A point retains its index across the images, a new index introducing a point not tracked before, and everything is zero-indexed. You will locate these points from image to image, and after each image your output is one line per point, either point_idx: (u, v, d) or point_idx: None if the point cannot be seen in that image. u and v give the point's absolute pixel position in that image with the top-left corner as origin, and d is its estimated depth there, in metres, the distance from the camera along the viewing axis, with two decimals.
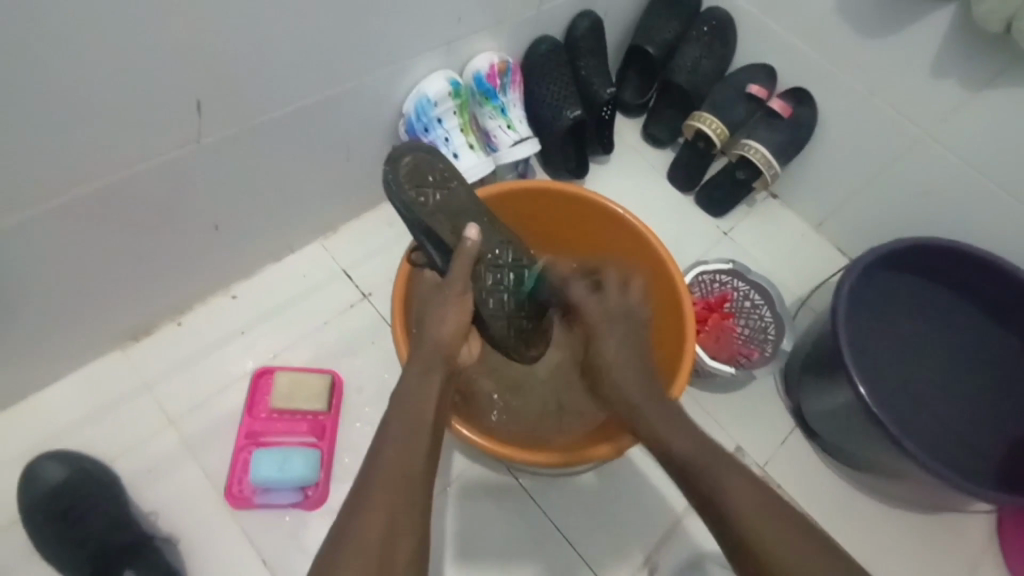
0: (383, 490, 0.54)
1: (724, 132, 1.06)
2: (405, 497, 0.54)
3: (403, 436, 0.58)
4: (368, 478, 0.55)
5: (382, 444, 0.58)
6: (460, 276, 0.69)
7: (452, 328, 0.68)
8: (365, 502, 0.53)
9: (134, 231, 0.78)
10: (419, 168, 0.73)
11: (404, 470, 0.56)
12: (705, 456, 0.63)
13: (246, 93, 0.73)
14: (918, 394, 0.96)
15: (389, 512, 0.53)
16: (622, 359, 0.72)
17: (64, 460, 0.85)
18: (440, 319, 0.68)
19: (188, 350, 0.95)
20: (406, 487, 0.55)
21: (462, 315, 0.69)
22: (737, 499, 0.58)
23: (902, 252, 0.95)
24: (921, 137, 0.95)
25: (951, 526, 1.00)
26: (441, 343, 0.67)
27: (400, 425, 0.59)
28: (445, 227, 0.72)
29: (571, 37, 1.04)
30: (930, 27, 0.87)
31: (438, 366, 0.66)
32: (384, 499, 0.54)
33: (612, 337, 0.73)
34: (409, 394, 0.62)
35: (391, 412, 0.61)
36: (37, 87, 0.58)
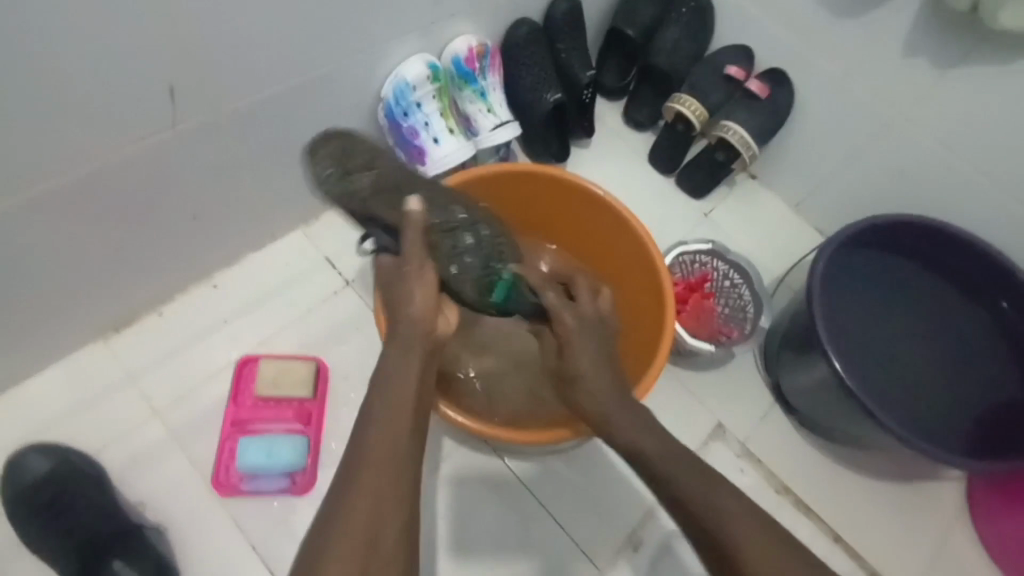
0: (369, 471, 0.55)
1: (703, 114, 1.07)
2: (392, 478, 0.55)
3: (387, 417, 0.59)
4: (355, 459, 0.56)
5: (366, 425, 0.58)
6: (414, 248, 0.66)
7: (421, 305, 0.67)
8: (353, 484, 0.54)
9: (113, 221, 0.77)
10: (344, 153, 0.76)
11: (391, 448, 0.57)
12: (675, 463, 0.64)
13: (223, 79, 0.72)
14: (893, 367, 0.98)
15: (376, 494, 0.54)
16: (596, 366, 0.71)
17: (48, 453, 0.84)
18: (407, 296, 0.67)
19: (170, 340, 0.94)
20: (392, 466, 0.56)
21: (429, 289, 0.67)
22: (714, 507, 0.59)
23: (876, 230, 0.97)
24: (895, 117, 0.97)
25: (923, 493, 1.03)
26: (411, 319, 0.66)
27: (384, 407, 0.60)
28: (388, 209, 0.71)
29: (551, 20, 1.04)
30: (902, 7, 0.88)
31: (419, 344, 0.65)
32: (372, 480, 0.54)
33: (586, 347, 0.72)
34: (389, 370, 0.63)
35: (373, 392, 0.61)
36: (4, 76, 0.57)
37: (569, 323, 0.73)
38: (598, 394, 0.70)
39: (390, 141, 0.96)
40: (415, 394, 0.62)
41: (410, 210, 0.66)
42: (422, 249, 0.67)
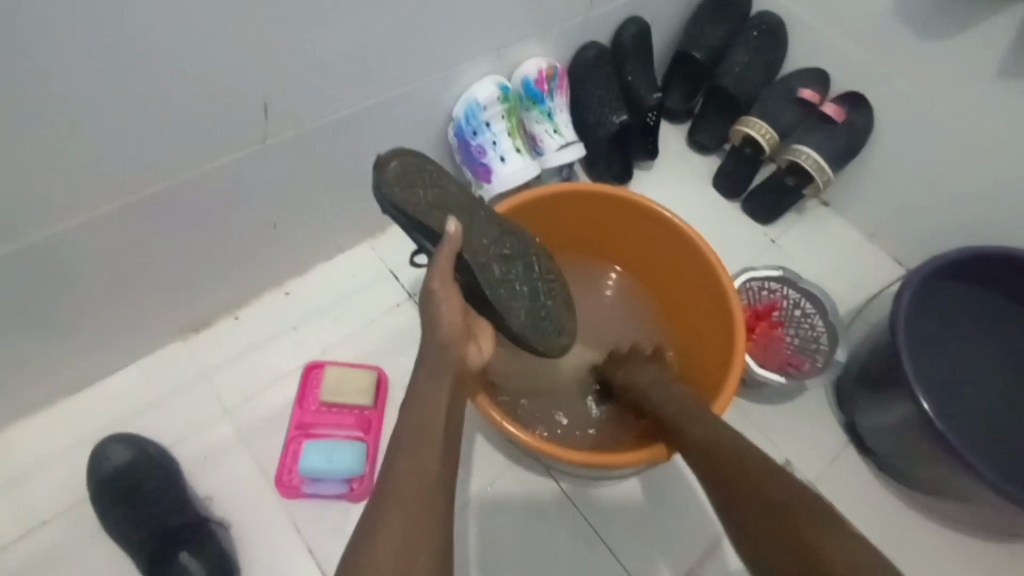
0: (396, 494, 0.55)
1: (774, 138, 1.04)
2: (420, 508, 0.55)
3: (415, 445, 0.59)
4: (381, 488, 0.56)
5: (395, 453, 0.59)
6: (443, 271, 0.67)
7: (452, 323, 0.70)
8: (382, 506, 0.55)
9: (199, 228, 0.83)
10: (408, 173, 0.70)
11: (419, 475, 0.57)
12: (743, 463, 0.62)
13: (305, 98, 0.77)
14: (980, 409, 0.92)
15: (403, 521, 0.53)
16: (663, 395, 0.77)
17: (127, 443, 0.90)
18: (436, 318, 0.70)
19: (243, 343, 1.00)
20: (419, 491, 0.56)
21: (458, 308, 0.70)
22: (774, 514, 0.56)
23: (970, 262, 0.91)
24: (986, 142, 0.91)
25: (1013, 551, 0.95)
26: (444, 338, 0.70)
27: (411, 433, 0.61)
28: (435, 217, 0.68)
29: (619, 42, 1.04)
30: (996, 28, 0.83)
31: (448, 370, 0.68)
32: (398, 509, 0.54)
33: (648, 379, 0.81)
34: (417, 396, 0.65)
35: (403, 412, 0.63)
36: (115, 91, 0.63)
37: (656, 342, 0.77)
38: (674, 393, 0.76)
39: (458, 159, 1.00)
40: (443, 419, 0.63)
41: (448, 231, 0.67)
42: (450, 267, 0.67)
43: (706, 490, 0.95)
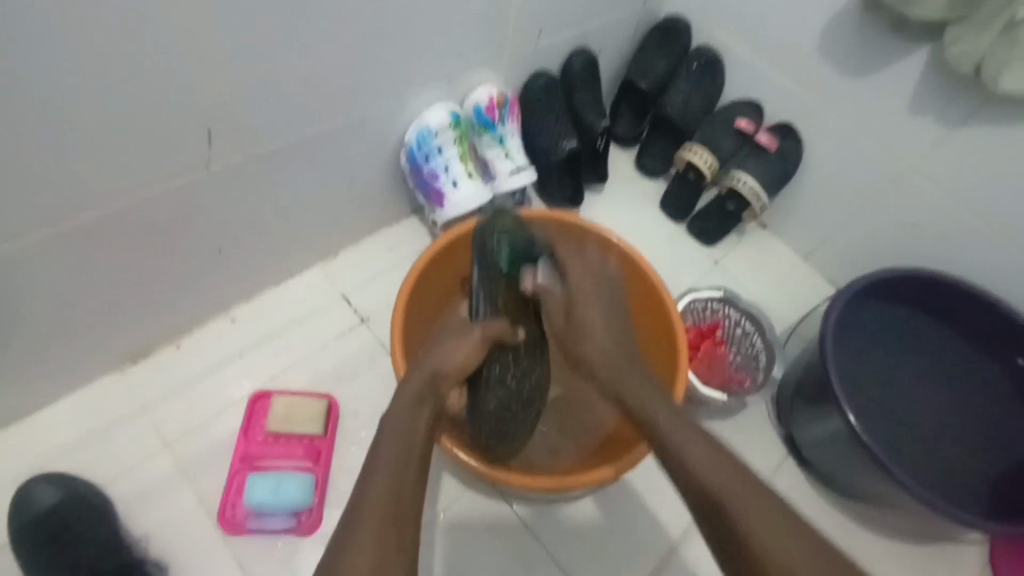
0: (370, 524, 0.54)
1: (714, 164, 1.10)
2: (396, 527, 0.54)
3: (395, 461, 0.59)
4: (360, 503, 0.56)
5: (371, 473, 0.58)
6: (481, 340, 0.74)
7: (460, 359, 0.72)
8: (354, 536, 0.53)
9: (140, 253, 0.80)
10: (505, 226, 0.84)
11: (395, 495, 0.57)
12: (728, 482, 0.60)
13: (255, 122, 0.76)
14: (909, 421, 0.97)
15: (379, 541, 0.53)
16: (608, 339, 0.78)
17: (57, 482, 0.84)
18: (446, 351, 0.71)
19: (186, 372, 0.96)
20: (393, 519, 0.55)
21: (469, 348, 0.73)
22: (759, 540, 0.56)
23: (889, 282, 0.98)
24: (902, 170, 0.99)
25: (943, 553, 1.01)
26: (442, 371, 0.70)
27: (392, 450, 0.60)
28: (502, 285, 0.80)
29: (567, 72, 1.08)
30: (906, 67, 0.91)
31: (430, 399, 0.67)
32: (377, 527, 0.54)
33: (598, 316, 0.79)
34: (400, 417, 0.64)
35: (383, 432, 0.62)
36: (53, 112, 0.60)
37: (586, 280, 0.82)
38: (600, 338, 0.78)
39: (412, 183, 1.00)
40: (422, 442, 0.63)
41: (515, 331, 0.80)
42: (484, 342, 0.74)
43: (658, 506, 0.98)
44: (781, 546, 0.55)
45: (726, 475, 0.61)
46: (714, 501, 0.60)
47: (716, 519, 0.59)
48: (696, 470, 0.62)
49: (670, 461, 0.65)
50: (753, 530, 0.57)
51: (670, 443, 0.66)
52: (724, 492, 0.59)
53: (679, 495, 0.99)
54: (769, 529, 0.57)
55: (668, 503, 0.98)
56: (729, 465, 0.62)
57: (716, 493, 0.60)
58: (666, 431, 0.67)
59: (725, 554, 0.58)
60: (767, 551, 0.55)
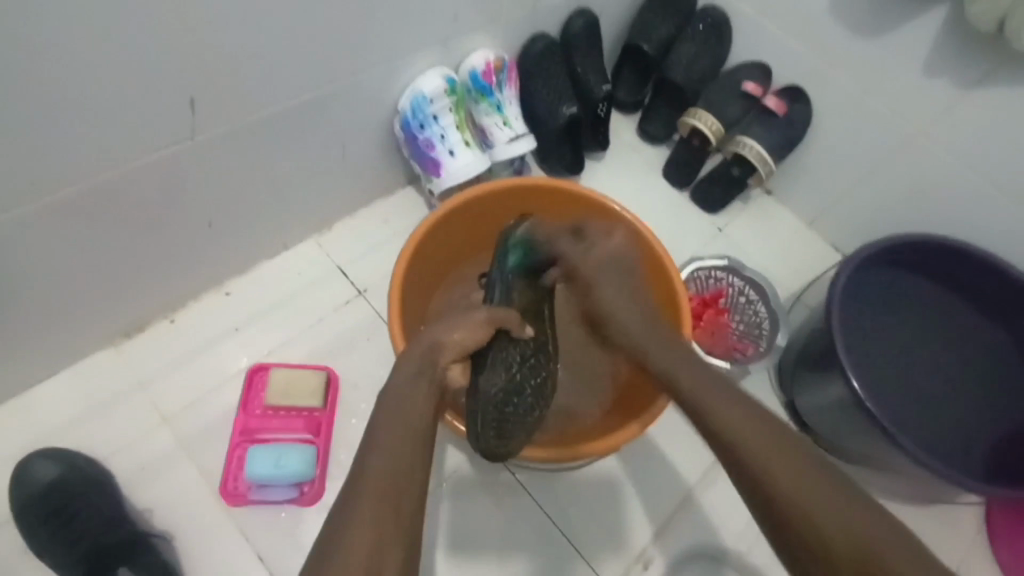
0: (364, 503, 0.53)
1: (719, 128, 1.06)
2: (394, 510, 0.53)
3: (391, 441, 0.57)
4: (356, 485, 0.54)
5: (370, 449, 0.57)
6: (491, 319, 0.69)
7: (461, 337, 0.67)
8: (351, 513, 0.52)
9: (127, 228, 0.78)
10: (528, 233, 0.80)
11: (392, 477, 0.55)
12: (753, 429, 0.60)
13: (243, 91, 0.73)
14: (912, 390, 0.97)
15: (377, 528, 0.51)
16: (621, 304, 0.76)
17: (56, 458, 0.84)
18: (449, 327, 0.67)
19: (183, 347, 0.95)
20: (390, 497, 0.54)
21: (473, 326, 0.68)
22: (792, 486, 0.55)
23: (896, 249, 0.96)
24: (914, 134, 0.96)
25: (943, 519, 1.01)
26: (441, 345, 0.66)
27: (387, 428, 0.59)
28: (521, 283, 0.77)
29: (568, 34, 1.03)
30: (922, 26, 0.88)
31: (427, 369, 0.64)
32: (373, 512, 0.52)
33: (607, 284, 0.77)
34: (396, 390, 0.62)
35: (378, 413, 0.60)
36: (26, 85, 0.57)
37: (602, 250, 0.79)
38: (633, 332, 0.75)
39: (406, 152, 0.97)
40: (419, 418, 0.61)
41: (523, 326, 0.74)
42: (488, 321, 0.69)
43: (660, 476, 0.97)
44: (818, 491, 0.55)
45: (762, 437, 0.59)
46: (771, 488, 0.56)
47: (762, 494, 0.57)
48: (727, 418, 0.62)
49: (715, 438, 0.62)
50: (777, 471, 0.57)
51: (704, 408, 0.64)
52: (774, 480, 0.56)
53: (681, 463, 0.98)
54: (795, 470, 0.56)
55: (671, 472, 0.98)
56: (760, 418, 0.61)
57: (758, 450, 0.58)
58: (698, 395, 0.65)
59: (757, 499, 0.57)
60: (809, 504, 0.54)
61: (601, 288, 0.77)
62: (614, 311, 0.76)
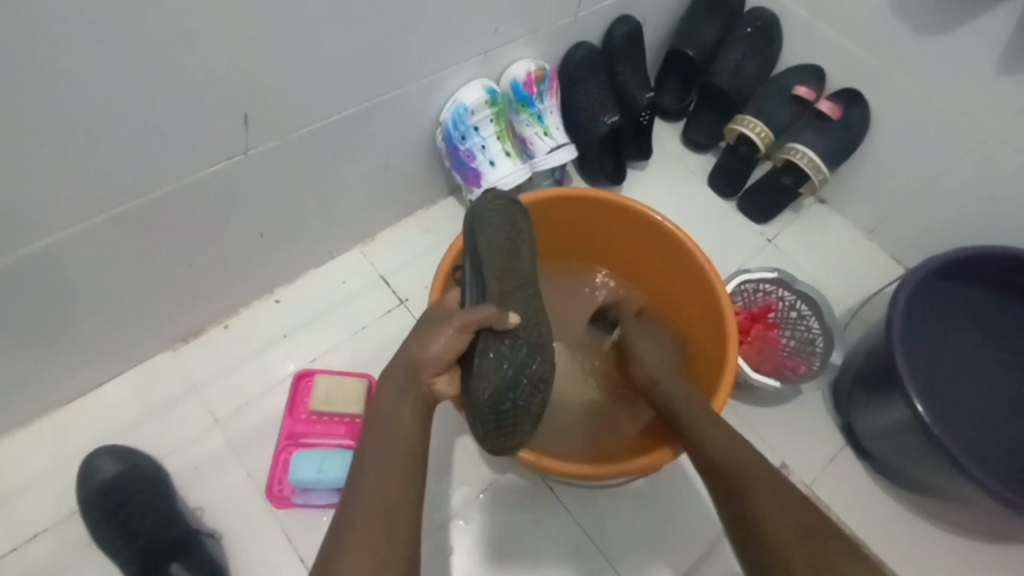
0: (358, 522, 0.54)
1: (768, 136, 1.02)
2: (387, 525, 0.54)
3: (381, 460, 0.59)
4: (347, 507, 0.56)
5: (359, 471, 0.58)
6: (467, 316, 0.66)
7: (441, 349, 0.66)
8: (347, 537, 0.53)
9: (184, 237, 0.81)
10: (505, 215, 0.76)
11: (383, 495, 0.56)
12: (750, 482, 0.60)
13: (294, 105, 0.75)
14: (980, 412, 0.90)
15: (368, 546, 0.52)
16: (654, 354, 0.80)
17: (118, 456, 0.88)
18: (428, 338, 0.66)
19: (233, 353, 0.98)
20: (385, 519, 0.54)
21: (450, 336, 0.65)
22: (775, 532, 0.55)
23: (964, 262, 0.90)
24: (983, 139, 0.90)
25: (1018, 554, 0.94)
26: (420, 361, 0.65)
27: (377, 451, 0.60)
28: (500, 278, 0.71)
29: (609, 42, 1.03)
30: (993, 25, 0.83)
31: (411, 386, 0.65)
32: (366, 532, 0.53)
33: (645, 342, 0.81)
34: (383, 411, 0.63)
35: (367, 434, 0.61)
36: (95, 101, 0.61)
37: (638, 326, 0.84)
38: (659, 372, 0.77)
39: (448, 163, 0.98)
40: (405, 433, 0.62)
41: (507, 314, 0.67)
42: (464, 321, 0.65)
43: (705, 495, 0.94)
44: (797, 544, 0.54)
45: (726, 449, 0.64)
46: (756, 529, 0.57)
47: (736, 500, 0.60)
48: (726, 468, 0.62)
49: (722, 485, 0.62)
50: (768, 523, 0.56)
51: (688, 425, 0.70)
52: (755, 507, 0.58)
53: None
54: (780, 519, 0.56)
55: None
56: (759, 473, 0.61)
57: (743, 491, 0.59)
58: (701, 439, 0.67)
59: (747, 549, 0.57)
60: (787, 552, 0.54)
61: (637, 344, 0.81)
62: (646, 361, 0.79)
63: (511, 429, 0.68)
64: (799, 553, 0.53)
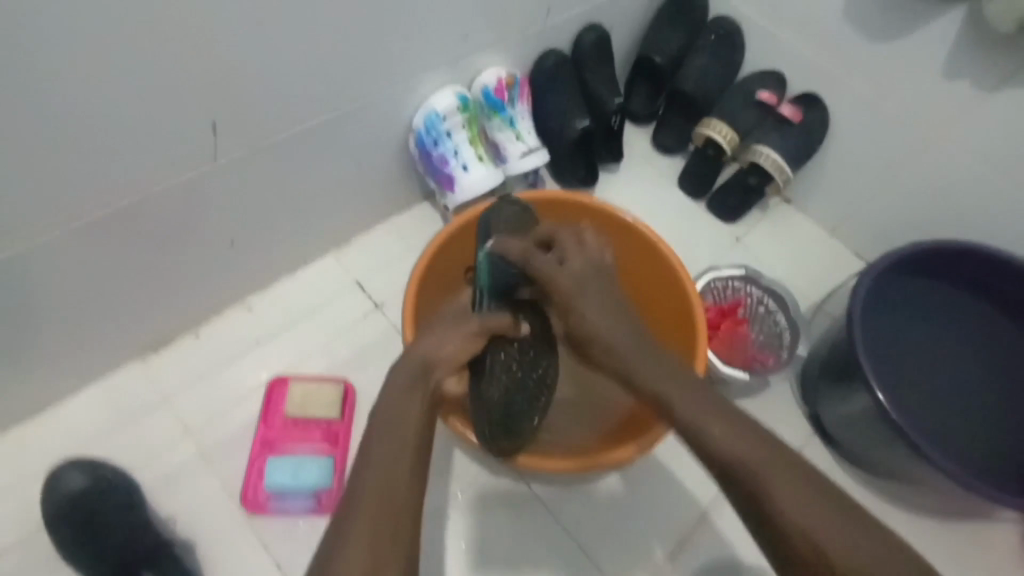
0: (363, 518, 0.53)
1: (734, 138, 1.06)
2: (393, 521, 0.54)
3: (386, 456, 0.57)
4: (354, 499, 0.55)
5: (366, 461, 0.57)
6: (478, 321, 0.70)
7: (452, 349, 0.68)
8: (347, 527, 0.53)
9: (152, 247, 0.80)
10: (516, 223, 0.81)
11: (389, 492, 0.55)
12: (766, 462, 0.56)
13: (262, 112, 0.75)
14: (937, 398, 0.95)
15: (374, 541, 0.52)
16: (605, 318, 0.69)
17: (85, 468, 0.85)
18: (443, 340, 0.68)
19: (205, 361, 0.97)
20: (389, 516, 0.54)
21: (464, 339, 0.69)
22: (783, 501, 0.54)
23: (919, 256, 0.94)
24: (934, 139, 0.94)
25: (976, 533, 0.98)
26: (436, 360, 0.66)
27: (382, 445, 0.58)
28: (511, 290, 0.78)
29: (578, 50, 1.04)
30: (941, 30, 0.86)
31: (421, 385, 0.64)
32: (372, 526, 0.53)
33: (592, 298, 0.70)
34: (391, 404, 0.61)
35: (372, 426, 0.59)
36: (56, 112, 0.60)
37: (577, 266, 0.72)
38: (620, 351, 0.68)
39: (421, 169, 0.98)
40: (415, 431, 0.60)
41: (518, 324, 0.76)
42: (477, 326, 0.70)
43: (679, 488, 0.97)
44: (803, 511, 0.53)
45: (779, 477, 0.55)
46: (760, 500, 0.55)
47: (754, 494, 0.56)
48: (737, 449, 0.58)
49: (713, 460, 0.59)
50: (782, 499, 0.54)
51: (698, 427, 0.60)
52: (758, 478, 0.56)
53: (699, 477, 0.97)
54: (788, 493, 0.54)
55: (690, 485, 0.97)
56: (765, 450, 0.57)
57: (751, 464, 0.56)
58: (694, 419, 0.61)
59: (746, 507, 0.57)
60: (796, 518, 0.53)
61: (584, 301, 0.70)
62: (598, 328, 0.69)
63: (513, 430, 0.76)
64: (810, 518, 0.53)
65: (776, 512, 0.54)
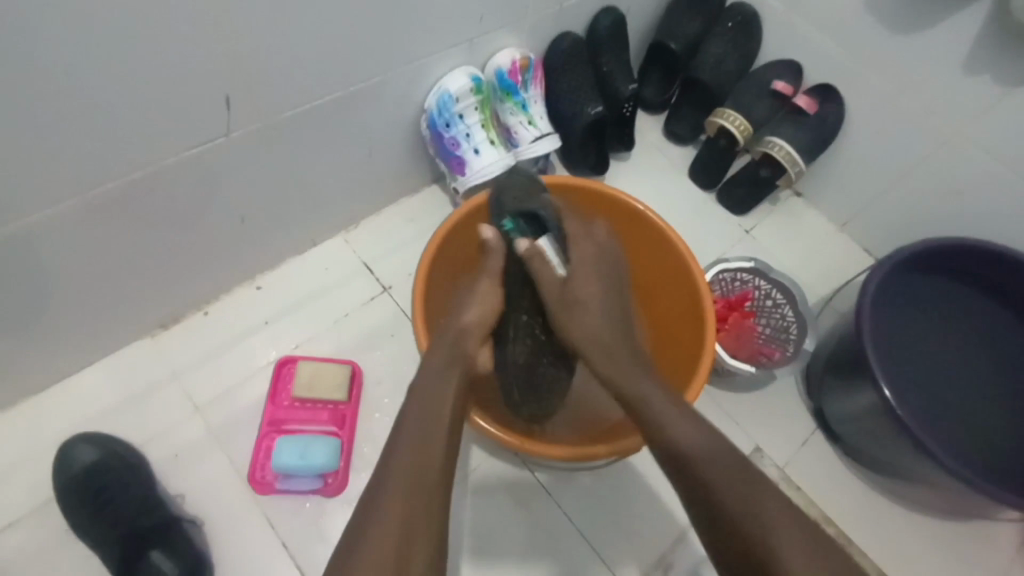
0: (396, 502, 0.52)
1: (747, 129, 1.05)
2: (423, 494, 0.54)
3: (420, 429, 0.58)
4: (387, 464, 0.55)
5: (400, 432, 0.58)
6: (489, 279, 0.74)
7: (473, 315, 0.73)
8: (381, 498, 0.53)
9: (162, 223, 0.80)
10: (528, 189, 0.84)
11: (425, 462, 0.56)
12: (725, 471, 0.54)
13: (275, 91, 0.75)
14: (941, 394, 0.94)
15: (406, 512, 0.52)
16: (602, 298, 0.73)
17: (95, 442, 0.87)
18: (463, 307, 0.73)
19: (214, 339, 0.97)
20: (421, 488, 0.54)
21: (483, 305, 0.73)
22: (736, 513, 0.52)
23: (930, 253, 0.93)
24: (949, 134, 0.93)
25: (977, 533, 0.98)
26: (459, 329, 0.71)
27: (419, 417, 0.59)
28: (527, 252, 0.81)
29: (593, 33, 1.04)
30: (961, 24, 0.85)
31: (456, 363, 0.67)
32: (407, 498, 0.53)
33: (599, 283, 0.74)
34: (427, 384, 0.64)
35: (410, 401, 0.61)
36: (72, 85, 0.60)
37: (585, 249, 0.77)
38: (608, 337, 0.70)
39: (432, 151, 0.99)
40: (450, 410, 0.62)
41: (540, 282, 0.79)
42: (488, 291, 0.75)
43: None
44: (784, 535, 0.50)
45: (737, 493, 0.53)
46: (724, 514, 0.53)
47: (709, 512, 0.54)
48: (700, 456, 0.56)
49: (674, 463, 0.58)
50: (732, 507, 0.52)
51: (667, 432, 0.59)
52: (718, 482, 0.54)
53: None
54: (753, 511, 0.52)
55: None
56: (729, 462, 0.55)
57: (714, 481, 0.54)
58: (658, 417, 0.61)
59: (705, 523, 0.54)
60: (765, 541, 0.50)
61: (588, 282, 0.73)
62: (591, 311, 0.72)
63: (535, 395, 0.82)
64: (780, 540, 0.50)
65: (738, 531, 0.52)
